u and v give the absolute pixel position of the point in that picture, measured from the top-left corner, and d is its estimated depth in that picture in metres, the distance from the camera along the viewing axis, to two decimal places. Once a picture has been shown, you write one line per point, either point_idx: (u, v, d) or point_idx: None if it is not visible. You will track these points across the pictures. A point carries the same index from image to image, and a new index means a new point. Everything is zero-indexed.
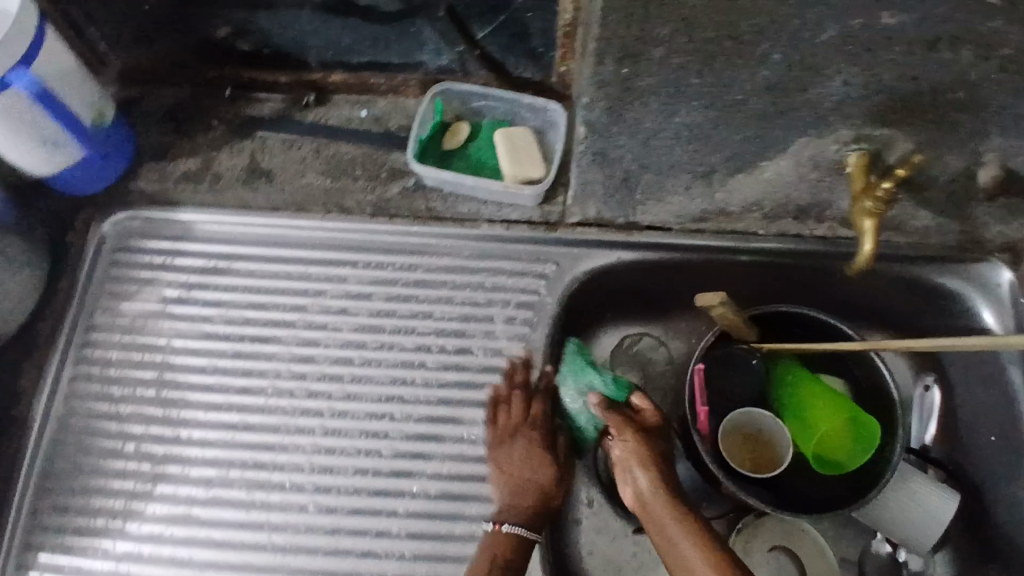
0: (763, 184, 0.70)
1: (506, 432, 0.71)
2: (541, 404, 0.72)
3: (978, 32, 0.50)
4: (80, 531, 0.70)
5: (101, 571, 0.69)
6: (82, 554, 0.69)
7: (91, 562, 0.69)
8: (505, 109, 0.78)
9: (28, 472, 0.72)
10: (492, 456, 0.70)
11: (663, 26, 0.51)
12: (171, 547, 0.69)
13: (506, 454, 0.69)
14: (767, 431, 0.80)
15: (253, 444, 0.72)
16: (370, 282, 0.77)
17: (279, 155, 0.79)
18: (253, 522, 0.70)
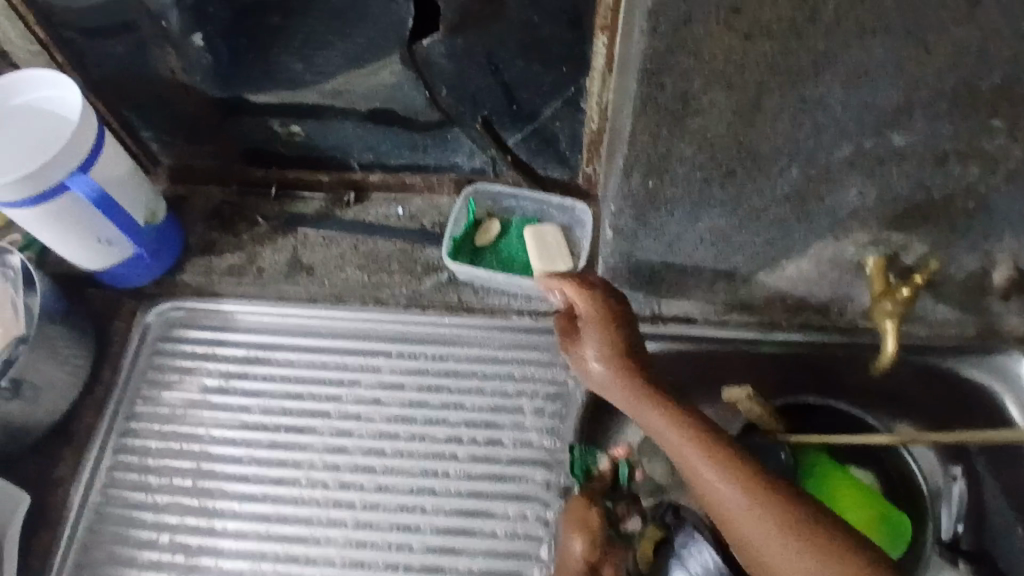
0: (784, 281, 0.72)
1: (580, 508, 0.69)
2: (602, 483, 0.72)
3: (984, 149, 0.53)
4: None
5: None
6: None
7: None
8: (534, 208, 0.81)
9: (60, 563, 0.72)
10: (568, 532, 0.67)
11: (685, 147, 0.54)
12: None
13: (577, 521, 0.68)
14: None
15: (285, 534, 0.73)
16: (403, 373, 0.80)
17: (319, 251, 0.83)
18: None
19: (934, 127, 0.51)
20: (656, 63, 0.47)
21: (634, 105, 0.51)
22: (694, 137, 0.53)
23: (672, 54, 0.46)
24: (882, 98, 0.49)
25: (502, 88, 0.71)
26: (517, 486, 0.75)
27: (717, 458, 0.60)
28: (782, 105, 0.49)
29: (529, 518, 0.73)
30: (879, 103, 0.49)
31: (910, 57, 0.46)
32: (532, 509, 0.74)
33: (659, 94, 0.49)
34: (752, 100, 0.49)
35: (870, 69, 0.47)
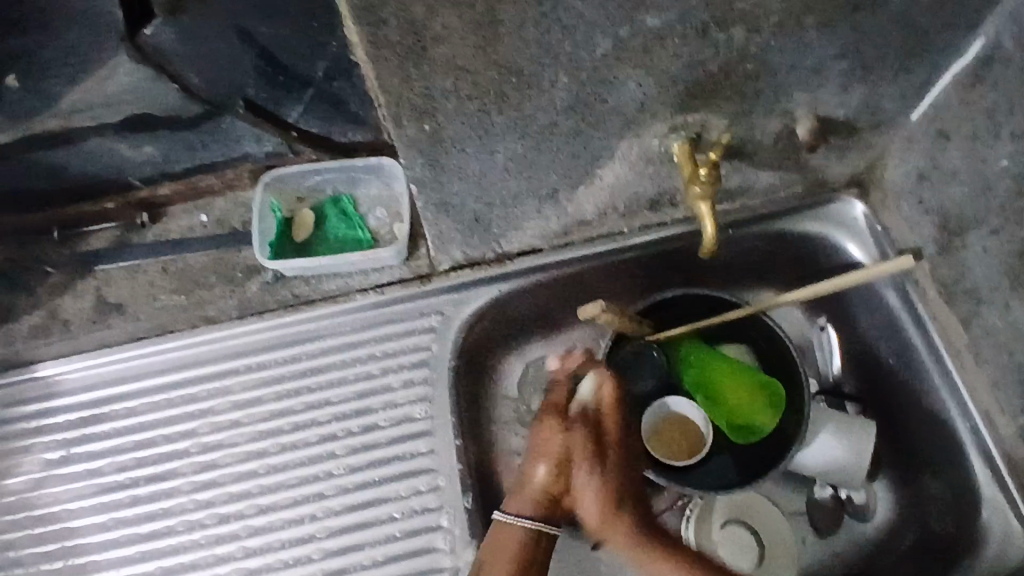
0: (604, 189, 0.71)
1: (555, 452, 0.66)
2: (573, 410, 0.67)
3: (739, 12, 0.51)
4: None
5: None
6: None
7: None
8: (342, 179, 0.76)
9: None
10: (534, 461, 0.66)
11: (443, 81, 0.50)
12: None
13: (549, 448, 0.66)
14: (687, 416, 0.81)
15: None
16: (257, 386, 0.75)
17: (126, 285, 0.77)
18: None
19: (681, 2, 0.49)
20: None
21: (367, 50, 0.46)
22: (447, 67, 0.49)
23: None
24: None
25: (260, 57, 0.65)
26: (403, 464, 0.72)
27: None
28: (520, 13, 0.46)
29: (422, 491, 0.72)
30: None
31: None
32: (423, 481, 0.72)
33: (385, 31, 0.45)
34: (489, 14, 0.45)
35: None
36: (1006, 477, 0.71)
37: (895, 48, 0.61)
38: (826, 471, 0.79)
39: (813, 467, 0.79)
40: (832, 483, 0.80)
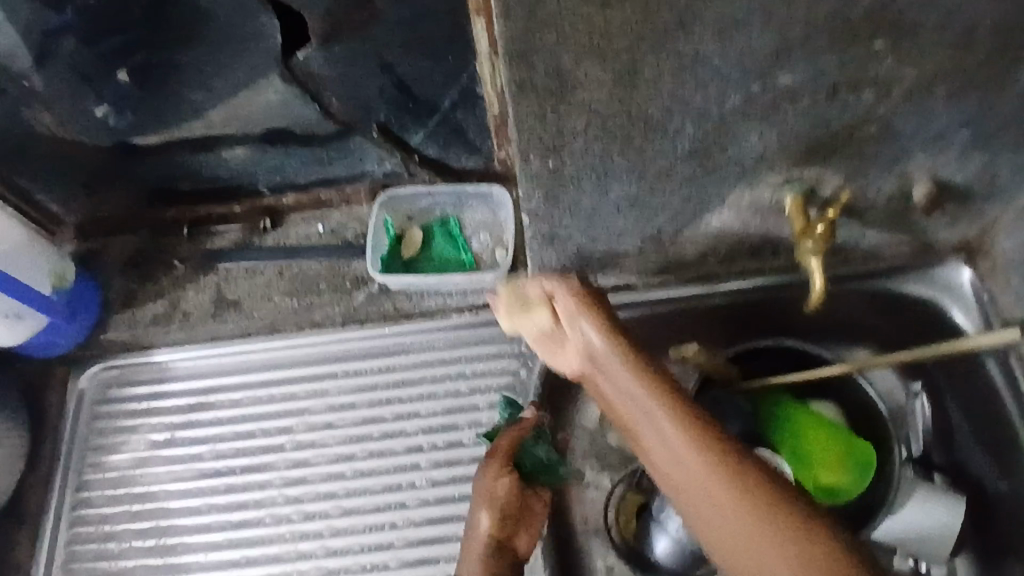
0: (710, 234, 0.71)
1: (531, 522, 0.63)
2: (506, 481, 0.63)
3: (873, 75, 0.52)
4: None
5: None
6: None
7: None
8: (453, 202, 0.80)
9: None
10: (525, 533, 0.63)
11: (576, 122, 0.53)
12: None
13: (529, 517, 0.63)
14: None
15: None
16: (352, 391, 0.78)
17: (243, 284, 0.82)
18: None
19: (817, 65, 0.50)
20: (521, 45, 0.45)
21: (513, 91, 0.49)
22: (582, 112, 0.51)
23: (534, 33, 0.45)
24: (757, 43, 0.47)
25: (394, 85, 0.69)
26: None
27: (763, 505, 0.49)
28: (660, 66, 0.48)
29: None
30: (756, 48, 0.48)
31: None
32: None
33: (533, 75, 0.48)
34: (630, 66, 0.48)
35: (737, 18, 0.45)
36: None
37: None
38: (911, 543, 0.76)
39: (897, 538, 0.77)
40: (913, 556, 0.78)
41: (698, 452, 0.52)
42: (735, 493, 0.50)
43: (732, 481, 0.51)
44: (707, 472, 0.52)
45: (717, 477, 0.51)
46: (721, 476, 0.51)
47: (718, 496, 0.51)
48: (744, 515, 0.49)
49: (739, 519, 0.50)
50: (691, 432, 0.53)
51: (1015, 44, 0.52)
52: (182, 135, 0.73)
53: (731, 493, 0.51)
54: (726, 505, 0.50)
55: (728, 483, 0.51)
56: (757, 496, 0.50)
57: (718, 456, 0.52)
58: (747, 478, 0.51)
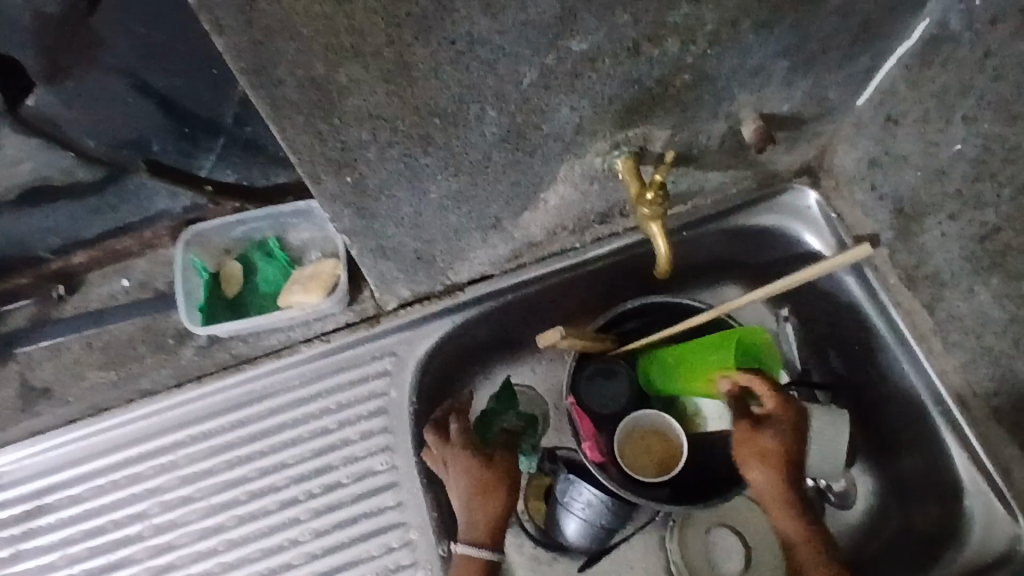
0: (551, 211, 0.67)
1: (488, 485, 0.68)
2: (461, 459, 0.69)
3: (671, 25, 0.47)
4: None
5: None
6: None
7: None
8: (271, 225, 0.71)
9: None
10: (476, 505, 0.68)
11: (360, 132, 0.45)
12: None
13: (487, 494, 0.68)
14: (663, 425, 0.75)
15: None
16: (205, 456, 0.69)
17: (50, 367, 0.71)
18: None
19: (608, 24, 0.45)
20: (254, 61, 0.37)
21: (268, 112, 0.41)
22: (361, 120, 0.44)
23: (266, 43, 0.36)
24: (537, 13, 0.41)
25: (160, 110, 0.59)
26: (372, 522, 0.69)
27: (812, 529, 0.69)
28: (433, 54, 0.41)
29: (396, 548, 0.68)
30: (536, 18, 0.42)
31: None
32: (395, 537, 0.68)
33: (285, 91, 0.40)
34: (400, 60, 0.41)
35: None
36: (986, 461, 0.69)
37: (837, 40, 0.58)
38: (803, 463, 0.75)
39: None
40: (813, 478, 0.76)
41: (776, 479, 0.69)
42: (799, 518, 0.69)
43: (790, 503, 0.69)
44: (780, 501, 0.69)
45: (773, 487, 0.69)
46: (786, 441, 0.69)
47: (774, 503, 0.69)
48: (807, 532, 0.69)
49: (809, 547, 0.68)
50: (782, 447, 0.69)
51: None
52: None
53: (787, 514, 0.69)
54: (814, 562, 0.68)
55: (783, 495, 0.69)
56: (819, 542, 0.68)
57: (781, 462, 0.69)
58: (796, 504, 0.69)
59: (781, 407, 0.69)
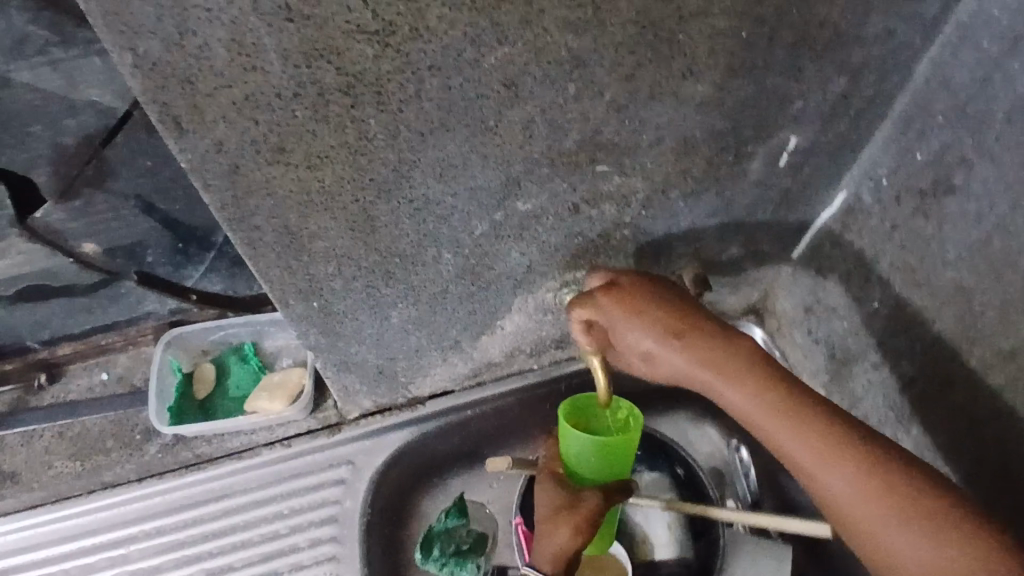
0: (508, 337, 0.72)
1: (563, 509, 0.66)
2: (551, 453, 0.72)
3: (606, 191, 0.54)
4: None
5: None
6: None
7: None
8: (248, 332, 0.77)
9: None
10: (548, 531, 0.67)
11: (326, 267, 0.51)
12: None
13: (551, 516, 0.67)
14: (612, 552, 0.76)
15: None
16: (157, 553, 0.71)
17: (19, 452, 0.75)
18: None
19: (549, 189, 0.52)
20: (233, 211, 0.43)
21: (244, 250, 0.47)
22: (327, 258, 0.50)
23: (244, 198, 0.43)
24: (484, 180, 0.48)
25: (158, 226, 0.66)
26: None
27: (834, 442, 0.50)
28: (391, 210, 0.48)
29: None
30: (484, 184, 0.49)
31: (485, 142, 0.45)
32: None
33: (259, 235, 0.46)
34: (362, 212, 0.47)
35: (452, 162, 0.46)
36: None
37: (763, 205, 0.65)
38: None
39: None
40: None
41: (706, 361, 0.56)
42: (795, 421, 0.51)
43: (765, 404, 0.53)
44: (719, 385, 0.55)
45: (742, 388, 0.54)
46: (659, 311, 0.58)
47: (749, 412, 0.53)
48: (820, 438, 0.50)
49: (819, 458, 0.50)
50: (660, 323, 0.58)
51: (732, 144, 0.55)
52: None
53: (780, 423, 0.52)
54: (854, 487, 0.48)
55: (705, 363, 0.56)
56: (859, 457, 0.49)
57: (734, 370, 0.55)
58: (771, 389, 0.53)
59: (628, 293, 0.59)
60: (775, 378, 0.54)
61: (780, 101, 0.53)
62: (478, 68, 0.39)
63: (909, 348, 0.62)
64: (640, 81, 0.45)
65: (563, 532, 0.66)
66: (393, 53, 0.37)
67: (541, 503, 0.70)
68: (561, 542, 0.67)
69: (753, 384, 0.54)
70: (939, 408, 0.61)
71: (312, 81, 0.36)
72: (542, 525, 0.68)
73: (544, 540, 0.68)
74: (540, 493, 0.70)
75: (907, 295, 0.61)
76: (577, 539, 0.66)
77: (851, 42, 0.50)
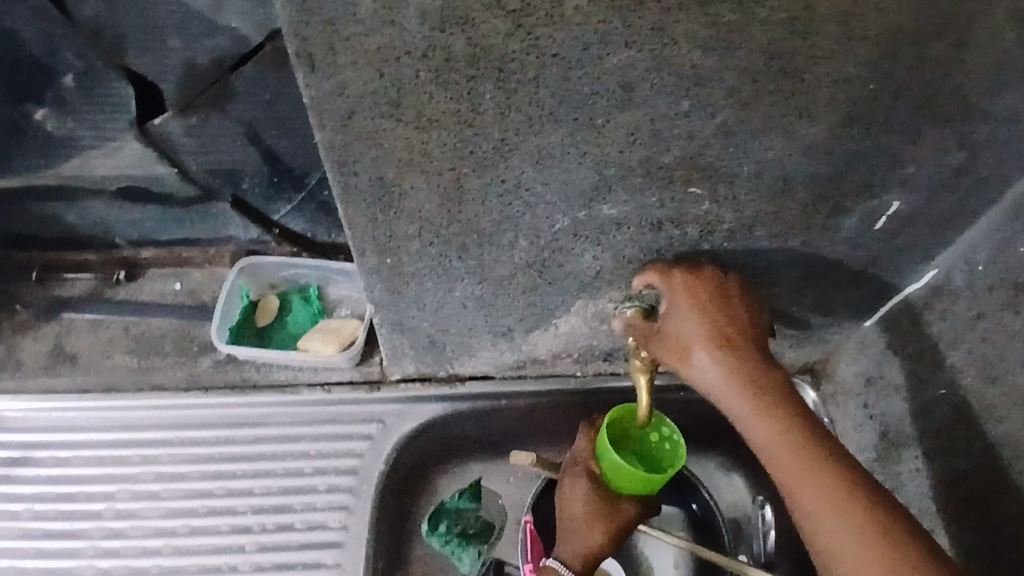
0: (560, 337, 0.73)
1: (596, 509, 0.67)
2: (583, 447, 0.70)
3: (693, 214, 0.54)
4: None
5: None
6: None
7: None
8: (315, 275, 0.80)
9: None
10: (579, 528, 0.67)
11: (407, 227, 0.53)
12: None
13: (585, 514, 0.67)
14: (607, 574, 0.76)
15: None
16: (185, 461, 0.75)
17: (88, 337, 0.80)
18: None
19: (638, 199, 0.52)
20: (339, 155, 0.45)
21: (339, 194, 0.49)
22: (412, 218, 0.52)
23: (352, 145, 0.44)
24: (576, 176, 0.49)
25: (260, 157, 0.69)
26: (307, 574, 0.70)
27: (845, 495, 0.49)
28: (483, 186, 0.49)
29: None
30: (576, 181, 0.50)
31: (588, 140, 0.46)
32: None
33: (356, 183, 0.48)
34: (454, 182, 0.49)
35: (553, 153, 0.47)
36: None
37: (848, 265, 0.63)
38: None
39: None
40: None
41: (742, 385, 0.55)
42: (806, 469, 0.51)
43: (786, 443, 0.52)
44: (751, 412, 0.54)
45: (763, 420, 0.53)
46: (719, 321, 0.57)
47: (771, 446, 0.52)
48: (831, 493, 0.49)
49: (829, 510, 0.49)
50: (711, 332, 0.57)
51: (831, 196, 0.54)
52: (37, 182, 0.73)
53: (801, 469, 0.51)
54: (857, 542, 0.47)
55: (743, 381, 0.55)
56: (860, 516, 0.48)
57: (765, 405, 0.54)
58: (799, 431, 0.52)
59: (697, 293, 0.57)
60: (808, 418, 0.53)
61: (890, 162, 0.51)
62: (600, 65, 0.41)
63: (967, 447, 0.60)
64: (754, 111, 0.45)
65: (597, 532, 0.67)
66: (523, 33, 0.39)
67: (571, 499, 0.69)
68: (591, 541, 0.67)
69: (778, 414, 0.53)
70: (985, 515, 0.58)
71: (442, 45, 0.39)
72: (572, 520, 0.68)
73: (572, 535, 0.67)
74: (569, 490, 0.69)
75: (976, 391, 0.59)
76: (604, 540, 0.67)
77: (978, 118, 0.48)
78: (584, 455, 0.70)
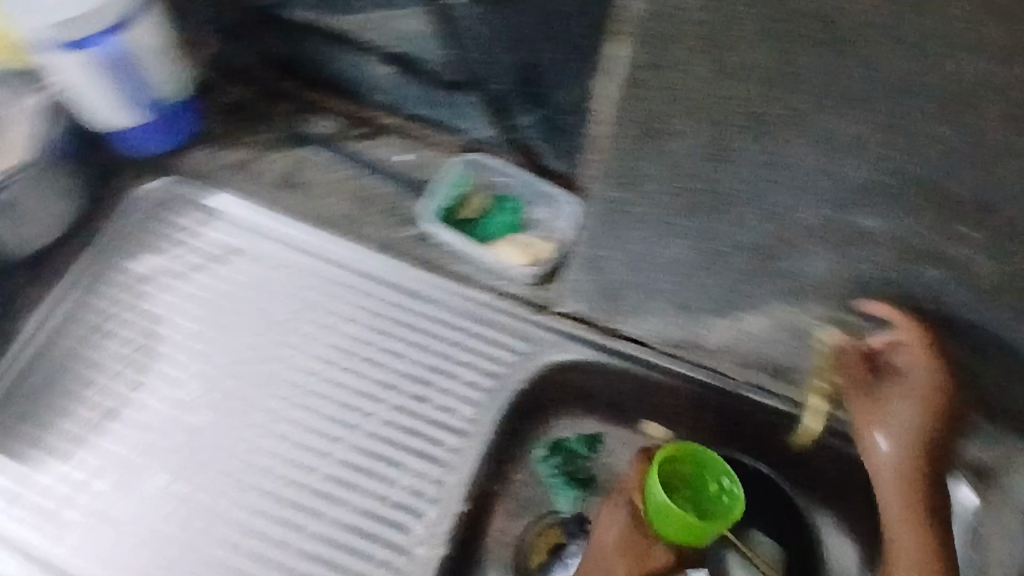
0: (738, 332, 0.72)
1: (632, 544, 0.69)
2: (633, 476, 0.71)
3: (931, 250, 0.54)
4: (34, 444, 0.74)
5: (45, 491, 0.73)
6: (31, 468, 0.73)
7: (37, 478, 0.73)
8: (525, 189, 0.83)
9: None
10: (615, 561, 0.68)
11: (656, 168, 0.56)
12: (103, 487, 0.73)
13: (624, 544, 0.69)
14: None
15: (191, 445, 0.75)
16: (360, 309, 0.82)
17: (317, 173, 0.86)
18: (175, 511, 0.72)
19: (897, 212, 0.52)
20: (642, 71, 0.49)
21: (616, 112, 0.52)
22: (667, 159, 0.54)
23: (661, 69, 0.49)
24: (848, 171, 0.50)
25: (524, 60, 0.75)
26: (429, 448, 0.76)
27: (924, 522, 0.61)
28: (753, 153, 0.52)
29: (429, 479, 0.74)
30: (838, 172, 0.51)
31: (879, 136, 0.48)
32: (434, 471, 0.75)
33: (641, 106, 0.51)
34: (729, 135, 0.51)
35: (833, 136, 0.49)
36: None
37: None
38: None
39: None
40: None
41: (925, 417, 0.61)
42: (911, 493, 0.61)
43: (916, 474, 0.61)
44: (911, 442, 0.61)
45: (911, 451, 0.61)
46: (936, 361, 0.60)
47: (899, 472, 0.62)
48: (917, 519, 0.61)
49: (909, 529, 0.61)
50: (926, 366, 0.60)
51: None
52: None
53: (908, 492, 0.61)
54: (917, 558, 0.60)
55: (922, 417, 0.61)
56: (930, 542, 0.61)
57: (927, 441, 0.61)
58: (928, 467, 0.61)
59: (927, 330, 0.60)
60: (938, 462, 0.62)
61: None
62: (930, 44, 0.42)
63: None
64: None
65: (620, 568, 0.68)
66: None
67: (606, 531, 0.70)
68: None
69: (931, 450, 0.61)
70: None
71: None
72: (600, 554, 0.69)
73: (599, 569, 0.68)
74: (605, 520, 0.70)
75: None
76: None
77: None
78: (630, 487, 0.71)
